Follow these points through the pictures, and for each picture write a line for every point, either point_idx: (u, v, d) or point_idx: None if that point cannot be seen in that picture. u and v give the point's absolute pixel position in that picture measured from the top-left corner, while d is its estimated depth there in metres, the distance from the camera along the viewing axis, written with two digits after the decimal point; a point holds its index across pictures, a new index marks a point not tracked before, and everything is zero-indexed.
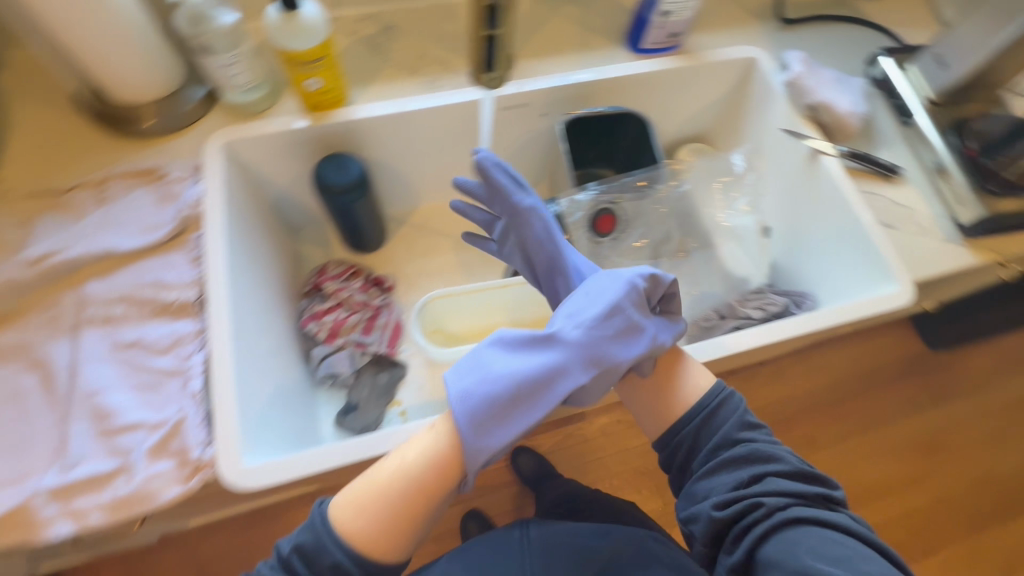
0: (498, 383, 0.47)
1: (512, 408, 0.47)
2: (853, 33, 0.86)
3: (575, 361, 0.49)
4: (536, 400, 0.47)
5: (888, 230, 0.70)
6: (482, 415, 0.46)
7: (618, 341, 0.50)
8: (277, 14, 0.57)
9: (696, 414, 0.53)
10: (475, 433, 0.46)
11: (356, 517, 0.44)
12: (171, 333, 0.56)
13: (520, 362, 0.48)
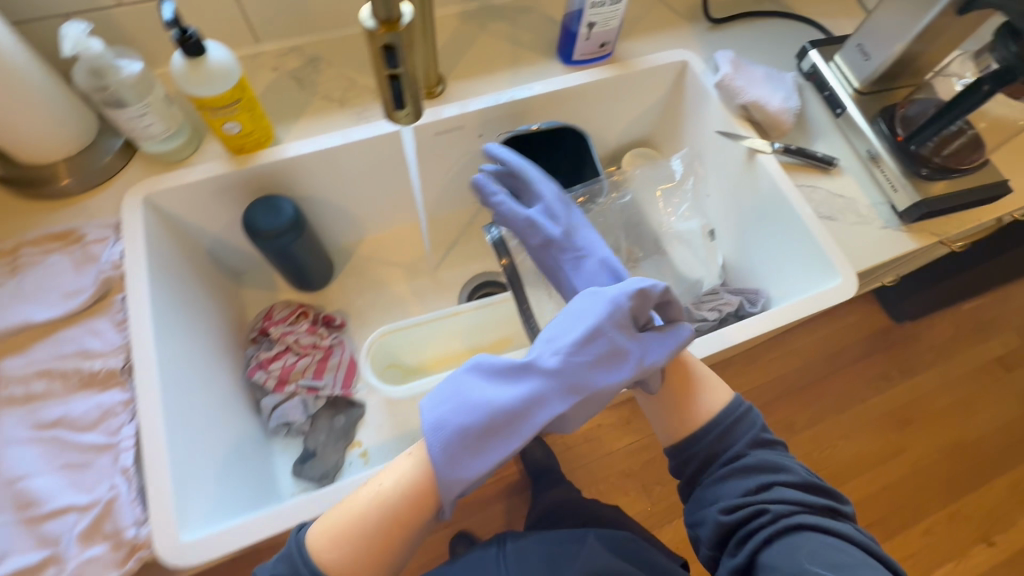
0: (474, 414, 0.43)
1: (487, 442, 0.43)
2: (780, 27, 0.87)
3: (556, 390, 0.46)
4: (513, 433, 0.44)
5: (828, 223, 0.70)
6: (458, 445, 0.43)
7: (603, 366, 0.48)
8: (182, 62, 0.55)
9: (710, 428, 0.53)
10: (449, 468, 0.42)
11: (331, 540, 0.41)
12: (98, 406, 0.53)
13: (498, 391, 0.45)
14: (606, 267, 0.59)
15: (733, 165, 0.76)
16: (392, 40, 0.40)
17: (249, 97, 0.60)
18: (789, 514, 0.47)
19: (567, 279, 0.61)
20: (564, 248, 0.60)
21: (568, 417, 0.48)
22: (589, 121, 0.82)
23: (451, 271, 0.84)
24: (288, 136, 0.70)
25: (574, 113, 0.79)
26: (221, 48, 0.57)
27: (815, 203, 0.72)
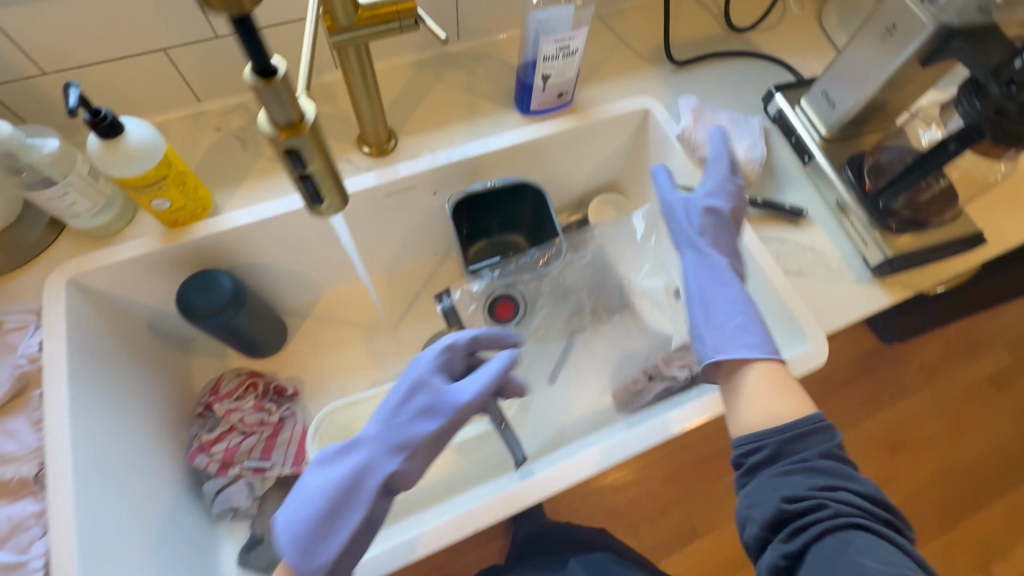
0: (309, 507, 0.48)
1: (328, 523, 0.47)
2: (747, 67, 0.84)
3: (381, 452, 0.50)
4: (352, 506, 0.48)
5: (798, 279, 0.67)
6: (305, 539, 0.46)
7: (427, 413, 0.51)
8: (98, 144, 0.51)
9: (784, 429, 0.48)
10: (301, 559, 0.46)
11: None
12: (7, 518, 0.49)
13: (332, 474, 0.49)
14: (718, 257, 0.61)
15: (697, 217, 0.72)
16: (297, 145, 0.36)
17: (177, 170, 0.57)
18: (854, 521, 0.43)
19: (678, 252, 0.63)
20: (689, 229, 0.63)
21: (416, 473, 0.51)
22: (551, 171, 0.79)
23: (413, 328, 0.81)
24: (228, 204, 0.67)
25: (533, 165, 0.76)
26: (141, 122, 0.53)
27: (783, 258, 0.69)
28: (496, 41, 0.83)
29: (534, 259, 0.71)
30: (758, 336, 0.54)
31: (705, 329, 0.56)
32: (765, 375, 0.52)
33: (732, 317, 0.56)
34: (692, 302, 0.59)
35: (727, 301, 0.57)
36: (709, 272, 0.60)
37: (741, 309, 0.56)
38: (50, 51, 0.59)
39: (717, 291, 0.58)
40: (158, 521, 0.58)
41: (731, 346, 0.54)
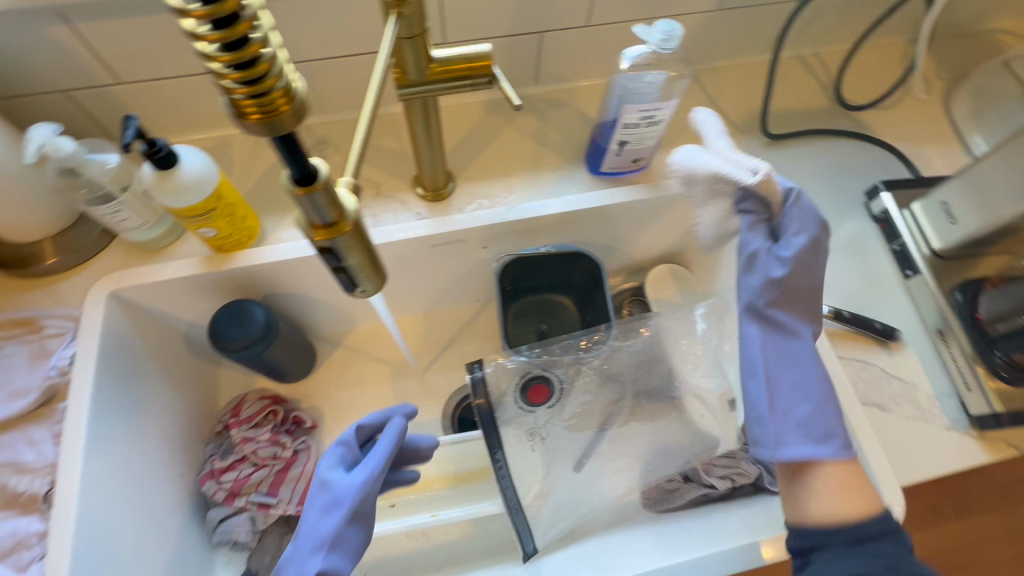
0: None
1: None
2: (851, 152, 0.75)
3: (303, 558, 0.49)
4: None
5: (878, 413, 0.59)
6: None
7: (331, 513, 0.50)
8: (152, 172, 0.50)
9: (853, 528, 0.45)
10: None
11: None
12: (12, 533, 0.49)
13: None
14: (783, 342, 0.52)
15: None
16: (335, 244, 0.33)
17: (227, 201, 0.55)
18: None
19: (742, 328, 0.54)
20: (762, 297, 0.53)
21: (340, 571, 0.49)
22: (612, 237, 0.73)
23: (442, 376, 0.77)
24: (276, 231, 0.65)
25: (594, 230, 0.71)
26: (195, 152, 0.52)
27: (863, 385, 0.60)
28: (575, 88, 0.78)
29: (577, 342, 0.68)
30: (825, 430, 0.49)
31: (770, 417, 0.50)
32: (832, 477, 0.48)
33: (798, 404, 0.50)
34: (750, 378, 0.52)
35: (797, 382, 0.51)
36: (780, 351, 0.52)
37: (814, 397, 0.50)
38: (131, 65, 0.59)
39: (784, 372, 0.51)
40: (160, 546, 0.58)
41: (800, 439, 0.49)
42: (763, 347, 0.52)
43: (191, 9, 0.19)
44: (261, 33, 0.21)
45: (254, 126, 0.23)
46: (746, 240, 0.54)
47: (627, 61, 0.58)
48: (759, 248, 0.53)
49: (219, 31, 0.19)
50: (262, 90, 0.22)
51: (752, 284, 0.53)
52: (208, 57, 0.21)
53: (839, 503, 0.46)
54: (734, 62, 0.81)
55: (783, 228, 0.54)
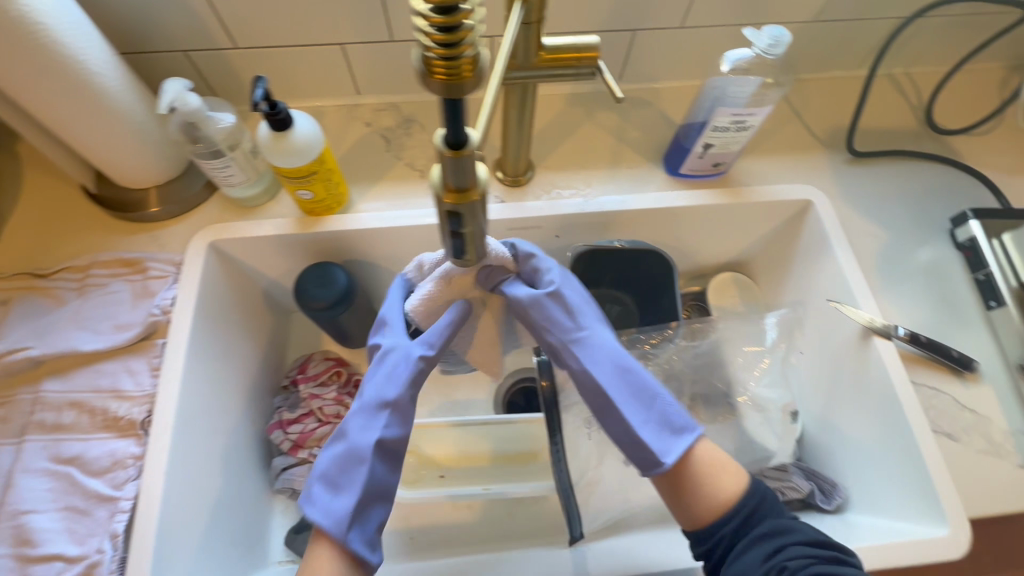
0: (318, 469, 0.50)
1: (342, 480, 0.49)
2: (938, 176, 0.73)
3: (369, 414, 0.52)
4: (356, 464, 0.50)
5: (947, 441, 0.58)
6: (326, 500, 0.48)
7: (392, 378, 0.53)
8: (268, 133, 0.53)
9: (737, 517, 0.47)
10: (329, 519, 0.47)
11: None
12: (111, 453, 0.53)
13: (335, 446, 0.52)
14: (614, 355, 0.54)
15: (838, 340, 0.65)
16: (461, 209, 0.34)
17: (328, 166, 0.58)
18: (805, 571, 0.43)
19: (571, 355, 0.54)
20: (564, 324, 0.55)
21: (400, 430, 0.52)
22: (682, 239, 0.73)
23: None
24: (362, 200, 0.68)
25: (666, 230, 0.71)
26: (307, 118, 0.55)
27: (933, 412, 0.59)
28: (658, 89, 0.78)
29: (645, 338, 0.68)
30: (675, 419, 0.51)
31: (639, 428, 0.50)
32: (704, 465, 0.50)
33: (647, 405, 0.52)
34: (612, 406, 0.52)
35: (638, 385, 0.52)
36: (615, 365, 0.53)
37: (654, 397, 0.52)
38: (250, 32, 0.63)
39: (625, 384, 0.52)
40: (230, 484, 0.62)
41: (667, 434, 0.50)
42: (602, 367, 0.53)
43: None
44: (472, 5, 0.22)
45: (436, 85, 0.25)
46: (514, 293, 0.56)
47: (729, 64, 0.59)
48: (536, 294, 0.55)
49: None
50: (454, 56, 0.23)
51: (553, 320, 0.55)
52: (420, 16, 0.23)
53: (716, 492, 0.49)
54: (821, 76, 0.80)
55: (539, 272, 0.58)
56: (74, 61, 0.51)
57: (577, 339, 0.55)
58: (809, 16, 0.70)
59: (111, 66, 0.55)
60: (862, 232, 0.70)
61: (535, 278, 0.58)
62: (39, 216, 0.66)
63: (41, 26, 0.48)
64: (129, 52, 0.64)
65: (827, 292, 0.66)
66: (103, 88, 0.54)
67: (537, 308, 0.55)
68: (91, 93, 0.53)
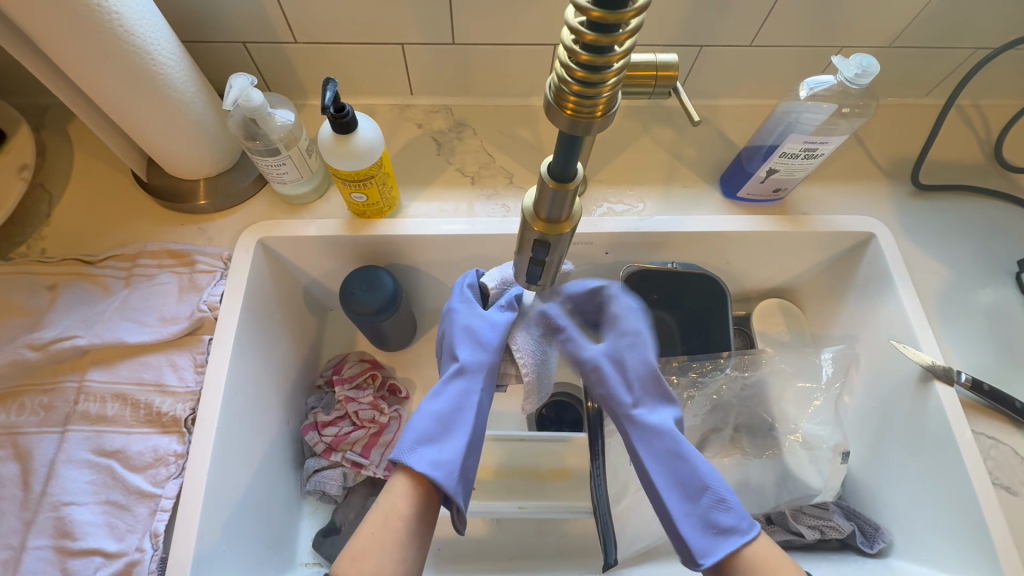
0: (418, 426, 0.49)
1: (444, 435, 0.49)
2: (1005, 215, 0.71)
3: (472, 377, 0.54)
4: (455, 425, 0.50)
5: (1006, 495, 0.55)
6: (433, 454, 0.48)
7: (484, 346, 0.56)
8: (331, 135, 0.52)
9: None
10: (439, 470, 0.47)
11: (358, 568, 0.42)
12: (153, 449, 0.53)
13: (431, 403, 0.51)
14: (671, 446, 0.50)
15: (894, 380, 0.62)
16: (549, 239, 0.33)
17: (384, 170, 0.57)
18: None
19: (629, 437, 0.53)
20: (623, 399, 0.54)
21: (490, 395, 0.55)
22: (733, 263, 0.71)
23: None
24: (412, 204, 0.67)
25: (718, 253, 0.69)
26: (369, 122, 0.54)
27: (992, 463, 0.57)
28: (717, 106, 0.76)
29: (695, 365, 0.68)
30: (723, 514, 0.46)
31: (679, 521, 0.47)
32: (754, 565, 0.44)
33: (692, 499, 0.48)
34: (654, 489, 0.49)
35: (686, 475, 0.49)
36: (665, 451, 0.50)
37: (703, 492, 0.48)
38: (312, 28, 0.62)
39: (675, 472, 0.49)
40: (264, 484, 0.61)
41: (711, 533, 0.46)
42: (655, 452, 0.51)
43: (594, 10, 0.19)
44: (624, 47, 0.21)
45: (564, 119, 0.23)
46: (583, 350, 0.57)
47: (807, 90, 0.57)
48: (600, 357, 0.56)
49: (595, 34, 0.20)
50: (590, 95, 0.22)
51: (611, 391, 0.54)
52: (565, 51, 0.22)
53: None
54: (886, 103, 0.77)
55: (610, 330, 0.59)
56: (141, 52, 0.50)
57: (632, 415, 0.53)
58: (883, 42, 0.68)
59: (176, 57, 0.54)
60: (923, 269, 0.67)
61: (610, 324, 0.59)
62: (87, 201, 0.65)
63: (113, 15, 0.47)
64: (189, 41, 0.63)
65: (885, 330, 0.64)
66: (166, 79, 0.53)
67: (602, 377, 0.55)
68: (154, 83, 0.52)
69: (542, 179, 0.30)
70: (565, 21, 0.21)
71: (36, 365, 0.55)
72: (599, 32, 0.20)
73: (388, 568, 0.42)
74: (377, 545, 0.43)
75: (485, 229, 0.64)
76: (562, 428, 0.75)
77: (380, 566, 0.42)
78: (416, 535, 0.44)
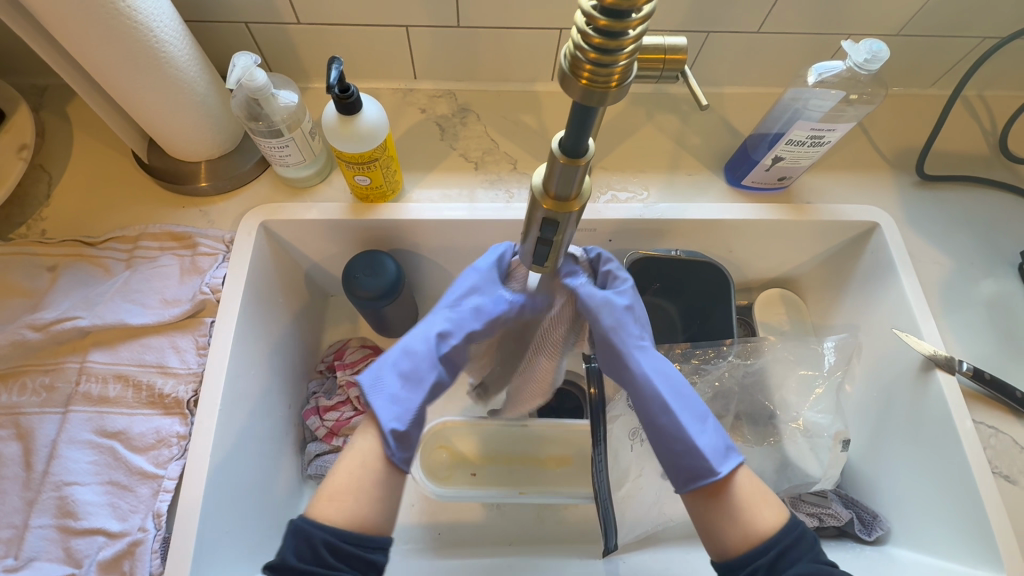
0: (394, 367, 0.47)
1: (414, 379, 0.47)
2: (1009, 206, 0.71)
3: (454, 332, 0.50)
4: (424, 372, 0.47)
5: (1004, 484, 0.56)
6: (392, 394, 0.46)
7: (483, 313, 0.51)
8: (335, 116, 0.52)
9: (768, 548, 0.43)
10: (393, 413, 0.45)
11: (336, 509, 0.42)
12: (156, 430, 0.53)
13: (413, 343, 0.48)
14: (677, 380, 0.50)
15: (896, 369, 0.63)
16: (558, 217, 0.33)
17: (387, 153, 0.57)
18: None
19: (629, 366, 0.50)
20: (632, 331, 0.51)
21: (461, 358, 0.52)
22: (735, 252, 0.71)
23: None
24: (415, 188, 0.66)
25: (721, 241, 0.69)
26: (373, 103, 0.53)
27: (991, 451, 0.57)
28: (722, 94, 0.75)
29: (697, 352, 0.67)
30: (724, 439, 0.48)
31: (696, 438, 0.47)
32: (745, 493, 0.46)
33: (700, 418, 0.49)
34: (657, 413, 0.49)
35: (691, 398, 0.49)
36: (672, 379, 0.50)
37: (706, 413, 0.49)
38: (316, 9, 0.61)
39: (684, 399, 0.49)
40: (266, 467, 0.61)
41: (722, 451, 0.47)
42: (665, 379, 0.50)
43: None
44: (643, 14, 0.20)
45: (579, 89, 0.23)
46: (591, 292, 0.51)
47: (815, 76, 0.57)
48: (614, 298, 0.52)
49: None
50: (607, 63, 0.22)
51: (621, 323, 0.51)
52: (583, 18, 0.21)
53: (753, 524, 0.44)
54: (891, 93, 0.77)
55: (611, 278, 0.54)
56: (144, 29, 0.50)
57: (641, 347, 0.51)
58: (890, 30, 0.68)
59: (179, 36, 0.53)
60: (926, 259, 0.67)
61: (606, 281, 0.55)
62: (87, 183, 0.65)
63: None
64: (191, 21, 0.62)
65: (889, 319, 0.64)
66: (169, 57, 0.53)
67: (620, 315, 0.51)
68: (154, 61, 0.52)
69: (552, 152, 0.30)
70: None
71: (37, 345, 0.54)
72: None
73: (364, 503, 0.43)
74: (354, 488, 0.43)
75: (485, 214, 0.63)
76: (562, 416, 0.75)
77: (359, 507, 0.43)
78: (392, 482, 0.45)
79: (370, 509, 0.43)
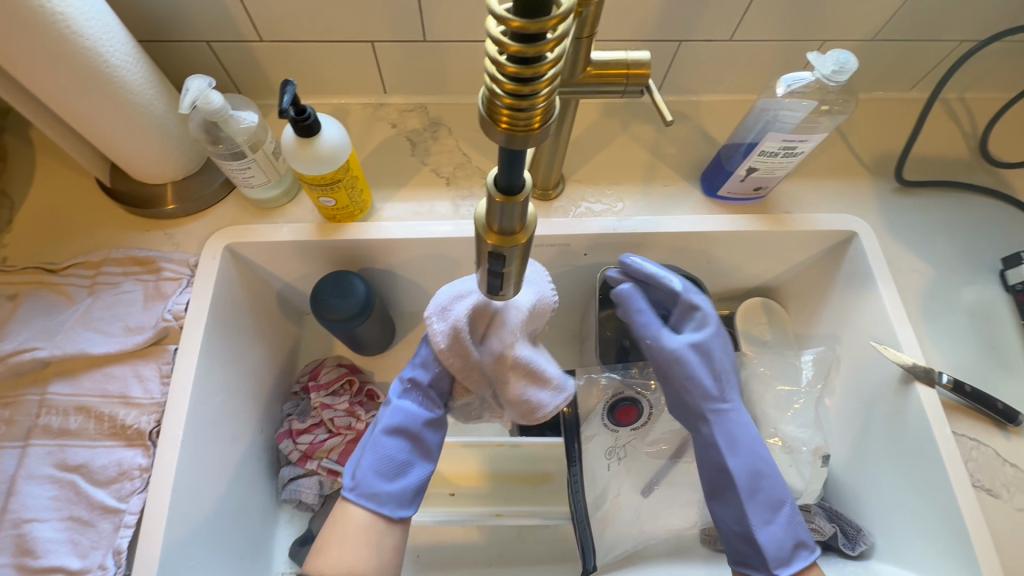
0: (369, 465, 0.50)
1: (386, 467, 0.50)
2: (991, 211, 0.70)
3: (406, 422, 0.53)
4: (398, 462, 0.51)
5: (986, 498, 0.55)
6: (372, 486, 0.49)
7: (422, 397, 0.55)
8: (294, 138, 0.51)
9: None
10: (376, 501, 0.49)
11: (325, 560, 0.46)
12: (118, 463, 0.51)
13: (376, 441, 0.52)
14: (755, 462, 0.54)
15: (873, 381, 0.62)
16: (503, 251, 0.32)
17: (352, 173, 0.56)
18: None
19: (708, 429, 0.56)
20: (711, 394, 0.57)
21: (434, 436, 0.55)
22: (714, 263, 0.70)
23: None
24: (385, 205, 0.65)
25: (700, 252, 0.68)
26: (334, 124, 0.52)
27: (972, 464, 0.56)
28: (698, 102, 0.74)
29: None
30: (781, 531, 0.52)
31: (758, 530, 0.52)
32: None
33: (772, 508, 0.53)
34: (732, 488, 0.54)
35: (762, 488, 0.53)
36: (749, 458, 0.54)
37: (779, 507, 0.53)
38: (278, 26, 0.60)
39: (757, 484, 0.53)
40: (236, 495, 0.60)
41: (788, 551, 0.51)
42: (738, 455, 0.54)
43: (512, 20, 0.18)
44: (554, 57, 0.20)
45: (499, 134, 0.22)
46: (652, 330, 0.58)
47: (784, 87, 0.56)
48: (686, 349, 0.57)
49: (519, 45, 0.19)
50: (524, 108, 0.21)
51: (702, 383, 0.56)
52: (492, 63, 0.20)
53: None
54: (869, 97, 0.76)
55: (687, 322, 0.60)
56: (94, 54, 0.49)
57: (718, 411, 0.56)
58: (865, 36, 0.67)
59: (132, 59, 0.52)
60: (906, 268, 0.66)
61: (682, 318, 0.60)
62: (50, 208, 0.63)
63: (61, 16, 0.45)
64: (150, 40, 0.61)
65: (867, 330, 0.63)
66: (123, 81, 0.52)
67: (693, 366, 0.57)
68: (108, 86, 0.51)
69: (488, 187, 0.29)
70: (488, 29, 0.20)
71: None
72: (519, 45, 0.18)
73: (354, 550, 0.47)
74: (339, 536, 0.47)
75: (463, 231, 0.62)
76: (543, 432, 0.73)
77: (344, 554, 0.46)
78: (387, 534, 0.49)
79: (359, 554, 0.47)
